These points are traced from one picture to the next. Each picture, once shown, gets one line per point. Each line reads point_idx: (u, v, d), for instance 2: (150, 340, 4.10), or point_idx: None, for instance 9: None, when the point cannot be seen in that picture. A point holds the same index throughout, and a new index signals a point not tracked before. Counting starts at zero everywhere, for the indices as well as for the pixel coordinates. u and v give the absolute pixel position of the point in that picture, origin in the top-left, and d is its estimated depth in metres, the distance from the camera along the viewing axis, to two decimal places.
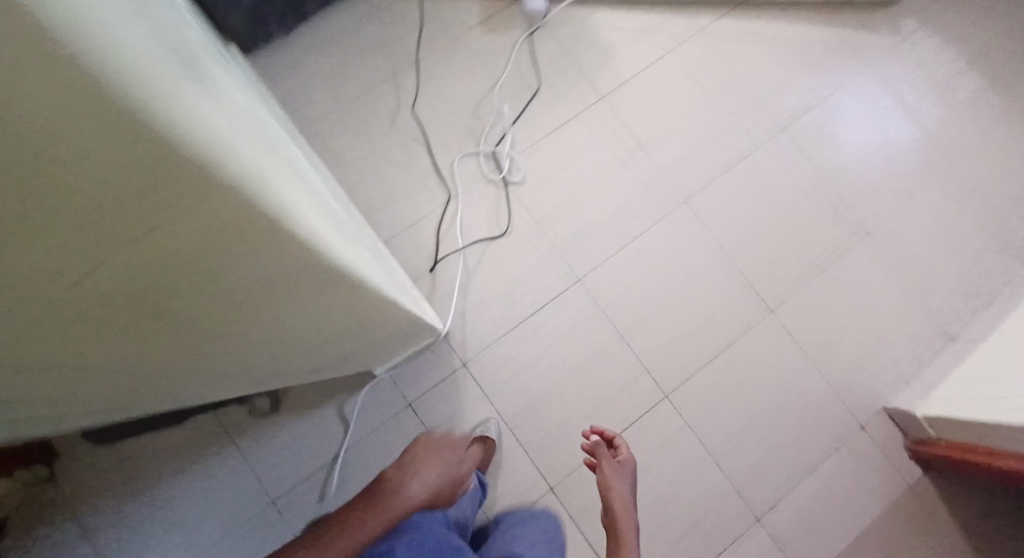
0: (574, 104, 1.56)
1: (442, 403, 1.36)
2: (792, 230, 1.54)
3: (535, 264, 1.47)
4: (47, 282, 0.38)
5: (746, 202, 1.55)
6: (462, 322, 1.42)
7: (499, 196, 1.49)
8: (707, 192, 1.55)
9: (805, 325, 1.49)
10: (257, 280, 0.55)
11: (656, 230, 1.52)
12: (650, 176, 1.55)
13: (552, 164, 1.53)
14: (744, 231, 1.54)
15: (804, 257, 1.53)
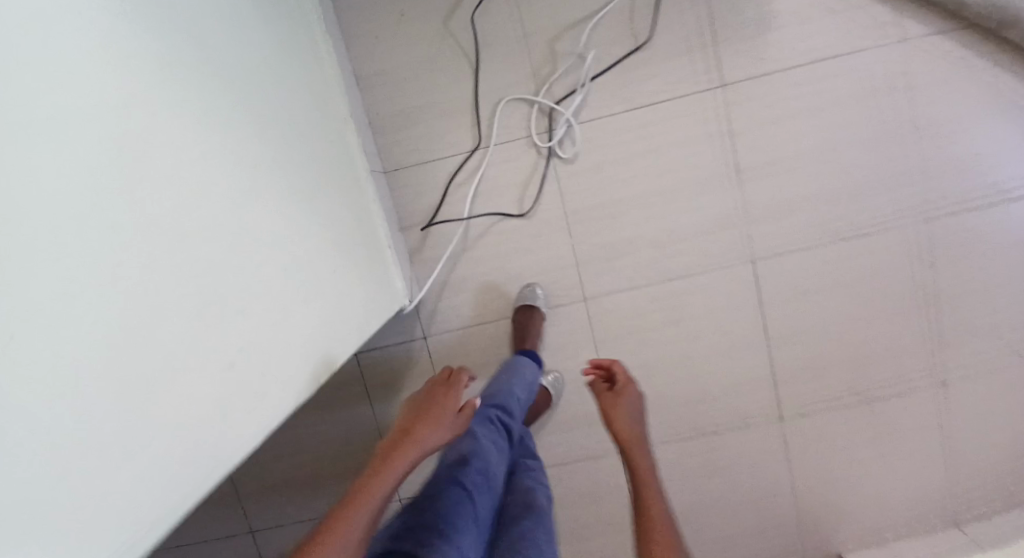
0: (682, 80, 1.14)
1: (386, 367, 1.25)
2: (854, 345, 1.27)
3: (545, 264, 1.21)
4: None
5: (825, 290, 1.24)
6: (438, 295, 1.22)
7: (536, 166, 1.17)
8: (787, 260, 1.22)
9: (804, 444, 1.31)
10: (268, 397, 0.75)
11: (703, 279, 1.22)
12: (730, 211, 1.19)
13: (619, 149, 1.16)
14: (799, 323, 1.25)
15: (848, 378, 1.28)
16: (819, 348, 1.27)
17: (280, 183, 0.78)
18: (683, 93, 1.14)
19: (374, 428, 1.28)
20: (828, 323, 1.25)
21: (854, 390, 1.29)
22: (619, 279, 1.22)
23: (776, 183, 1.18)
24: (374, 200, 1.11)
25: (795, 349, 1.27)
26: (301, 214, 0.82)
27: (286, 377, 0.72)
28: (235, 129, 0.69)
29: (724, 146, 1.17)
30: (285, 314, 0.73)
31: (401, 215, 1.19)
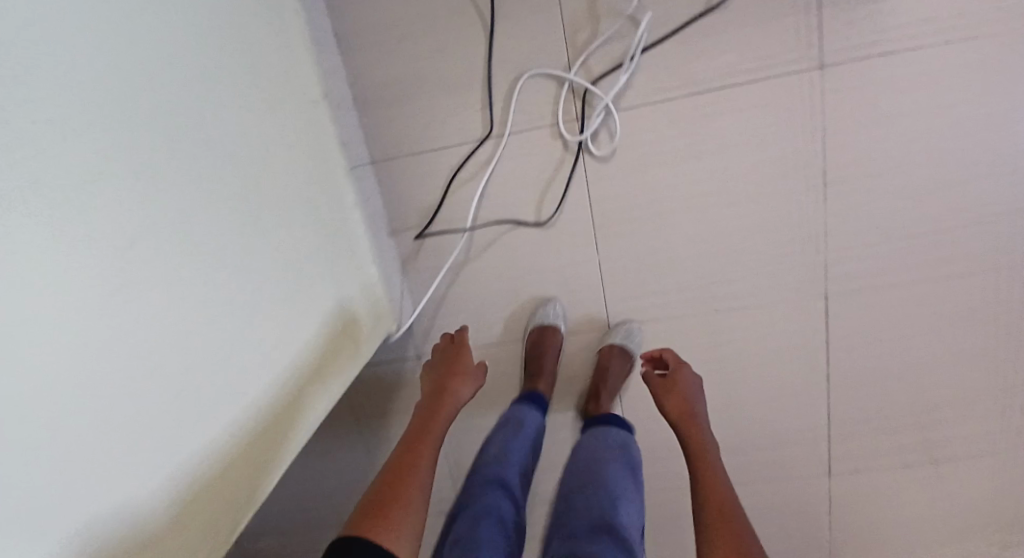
0: (763, 60, 0.85)
1: (372, 388, 1.09)
2: (932, 396, 1.05)
3: (565, 283, 1.00)
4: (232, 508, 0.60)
5: (908, 333, 1.00)
6: (433, 313, 1.02)
7: (562, 163, 0.91)
8: (867, 295, 0.98)
9: (853, 498, 1.14)
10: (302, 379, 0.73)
11: (756, 313, 1.00)
12: (803, 235, 0.94)
13: (670, 148, 0.90)
14: (869, 368, 1.03)
15: (917, 432, 1.08)
16: (888, 398, 1.06)
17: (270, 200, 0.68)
18: (764, 77, 0.86)
19: (358, 449, 1.14)
20: (904, 372, 1.03)
21: (921, 445, 1.09)
22: (654, 305, 1.00)
23: (868, 202, 0.92)
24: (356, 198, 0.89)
25: (858, 396, 1.05)
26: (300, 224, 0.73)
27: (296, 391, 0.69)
28: (203, 161, 0.57)
29: (807, 151, 0.89)
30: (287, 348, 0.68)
31: (390, 216, 0.96)
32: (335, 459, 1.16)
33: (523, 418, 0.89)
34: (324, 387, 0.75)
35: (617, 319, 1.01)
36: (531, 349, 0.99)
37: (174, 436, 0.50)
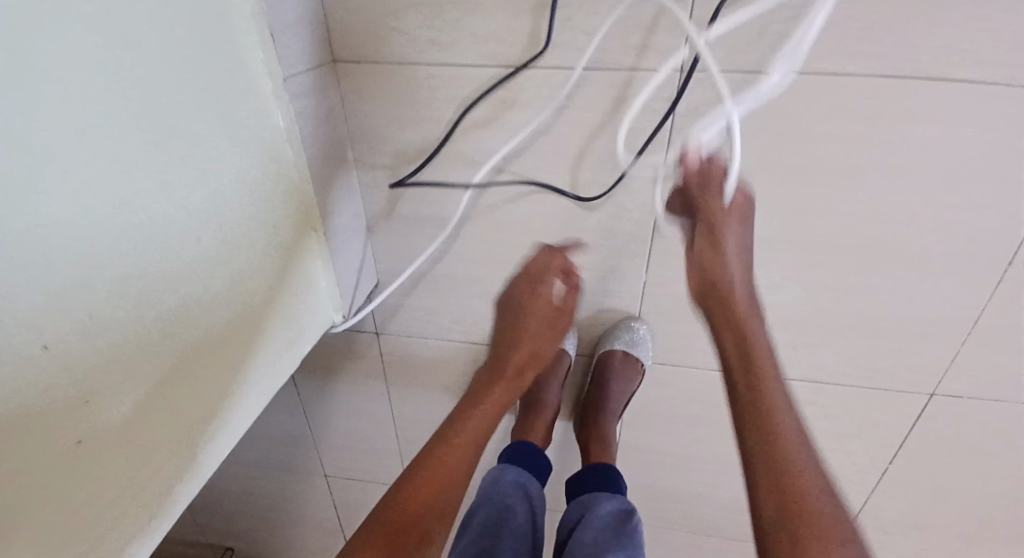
0: (1010, 55, 0.51)
1: (326, 350, 0.88)
2: (986, 519, 0.86)
3: (593, 296, 0.71)
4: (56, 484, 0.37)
5: (1000, 456, 0.78)
6: (409, 291, 0.75)
7: (636, 135, 0.58)
8: (987, 397, 0.72)
9: None
10: (200, 300, 0.47)
11: (822, 388, 0.75)
12: (933, 317, 0.67)
13: (799, 155, 0.58)
14: (943, 470, 0.81)
15: (953, 542, 0.90)
16: (934, 508, 0.86)
17: (98, 219, 0.37)
18: (1000, 83, 0.52)
19: (298, 400, 0.97)
20: (971, 489, 0.82)
21: (946, 556, 0.92)
22: (701, 357, 0.72)
23: None
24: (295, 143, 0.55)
25: (903, 497, 0.86)
26: (174, 199, 0.43)
27: (163, 311, 0.44)
28: None
29: (998, 211, 0.58)
30: (136, 416, 0.43)
31: (361, 148, 0.65)
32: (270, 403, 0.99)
33: (516, 496, 0.68)
34: (224, 311, 0.50)
35: (620, 318, 0.72)
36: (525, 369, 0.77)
37: None
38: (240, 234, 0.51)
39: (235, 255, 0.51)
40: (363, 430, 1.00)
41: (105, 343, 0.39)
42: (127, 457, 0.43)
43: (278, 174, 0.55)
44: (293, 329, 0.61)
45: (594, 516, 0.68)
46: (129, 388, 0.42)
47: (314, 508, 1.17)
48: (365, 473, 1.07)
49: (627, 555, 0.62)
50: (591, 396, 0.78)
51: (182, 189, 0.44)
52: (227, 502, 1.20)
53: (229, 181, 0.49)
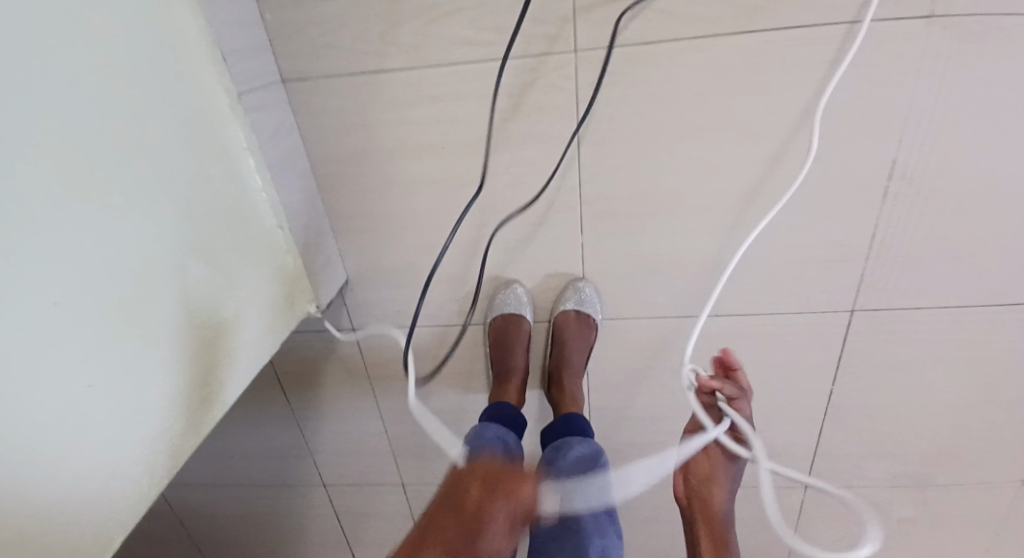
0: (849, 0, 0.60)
1: (307, 356, 0.94)
2: (941, 435, 0.90)
3: (538, 265, 0.79)
4: (76, 451, 0.45)
5: (932, 377, 0.84)
6: (373, 285, 0.83)
7: (549, 113, 0.67)
8: (905, 324, 0.79)
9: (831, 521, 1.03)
10: (178, 291, 0.55)
11: (763, 334, 0.82)
12: (843, 243, 0.73)
13: (696, 119, 0.66)
14: (884, 401, 0.87)
15: (912, 478, 0.95)
16: (892, 432, 0.91)
17: (77, 240, 0.44)
18: (846, 24, 0.61)
19: (285, 407, 1.02)
20: (914, 416, 0.89)
21: (916, 484, 0.96)
22: (643, 310, 0.80)
23: (935, 210, 0.71)
24: (248, 155, 0.64)
25: (860, 426, 0.90)
26: (148, 206, 0.51)
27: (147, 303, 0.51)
28: None
29: (870, 147, 0.67)
30: (135, 395, 0.51)
31: (316, 157, 0.73)
32: (261, 417, 1.05)
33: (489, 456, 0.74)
34: (198, 299, 0.58)
35: (566, 283, 0.79)
36: (492, 342, 0.83)
37: None
38: (208, 232, 0.59)
39: (205, 250, 0.58)
40: (351, 431, 1.05)
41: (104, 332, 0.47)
42: (132, 431, 0.51)
43: (234, 182, 0.63)
44: (262, 318, 0.68)
45: (566, 459, 0.74)
46: (129, 371, 0.50)
47: (315, 521, 1.21)
48: (358, 477, 1.13)
49: (599, 491, 0.71)
50: (553, 356, 0.84)
51: (153, 197, 0.52)
52: (232, 523, 1.24)
53: (192, 188, 0.57)
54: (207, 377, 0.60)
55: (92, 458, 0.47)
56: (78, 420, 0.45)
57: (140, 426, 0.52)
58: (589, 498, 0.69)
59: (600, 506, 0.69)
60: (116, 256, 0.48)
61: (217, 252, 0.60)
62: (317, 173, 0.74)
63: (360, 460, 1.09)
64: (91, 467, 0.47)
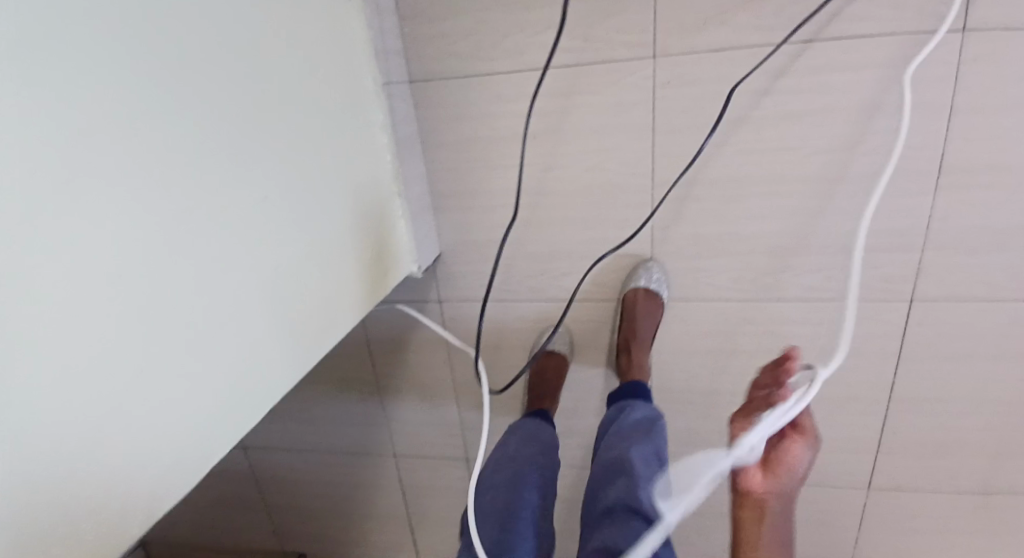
0: (895, 9, 0.68)
1: (397, 325, 1.07)
2: (1003, 431, 0.92)
3: (611, 244, 0.89)
4: (244, 358, 0.59)
5: (993, 372, 0.87)
6: (464, 258, 0.95)
7: (628, 108, 0.78)
8: (963, 317, 0.83)
9: (890, 526, 1.03)
10: (312, 243, 0.69)
11: (822, 320, 0.87)
12: (896, 230, 0.80)
13: (758, 113, 0.76)
14: (943, 396, 0.90)
15: (973, 479, 0.96)
16: (950, 426, 0.93)
17: (246, 195, 0.58)
18: (898, 30, 0.69)
19: (371, 375, 1.15)
20: (975, 412, 0.91)
21: (980, 483, 0.96)
22: (705, 289, 0.88)
23: (986, 200, 0.76)
24: (376, 131, 0.78)
25: (919, 421, 0.93)
26: (294, 177, 0.65)
27: (289, 251, 0.65)
28: (161, 151, 0.48)
29: (924, 140, 0.74)
30: (279, 320, 0.64)
31: (427, 143, 0.87)
32: (349, 384, 1.17)
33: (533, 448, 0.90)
34: (325, 253, 0.71)
35: (638, 260, 0.89)
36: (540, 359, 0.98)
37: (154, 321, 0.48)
38: (336, 200, 0.72)
39: (333, 214, 0.72)
40: (427, 402, 1.16)
41: (260, 269, 0.61)
42: (277, 350, 0.64)
43: (365, 151, 0.77)
44: (376, 267, 0.80)
45: (628, 418, 0.84)
46: (276, 301, 0.63)
47: (385, 494, 1.32)
48: (430, 449, 1.23)
49: (653, 448, 0.78)
50: (624, 330, 0.92)
51: (298, 170, 0.66)
52: (311, 489, 1.36)
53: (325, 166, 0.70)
54: (333, 311, 0.74)
55: (252, 367, 0.60)
56: (243, 336, 0.59)
57: (283, 348, 0.65)
58: (644, 452, 0.77)
59: (654, 460, 0.77)
60: (270, 210, 0.62)
61: (341, 216, 0.74)
62: (425, 156, 0.88)
63: (433, 431, 1.20)
64: (253, 371, 0.61)
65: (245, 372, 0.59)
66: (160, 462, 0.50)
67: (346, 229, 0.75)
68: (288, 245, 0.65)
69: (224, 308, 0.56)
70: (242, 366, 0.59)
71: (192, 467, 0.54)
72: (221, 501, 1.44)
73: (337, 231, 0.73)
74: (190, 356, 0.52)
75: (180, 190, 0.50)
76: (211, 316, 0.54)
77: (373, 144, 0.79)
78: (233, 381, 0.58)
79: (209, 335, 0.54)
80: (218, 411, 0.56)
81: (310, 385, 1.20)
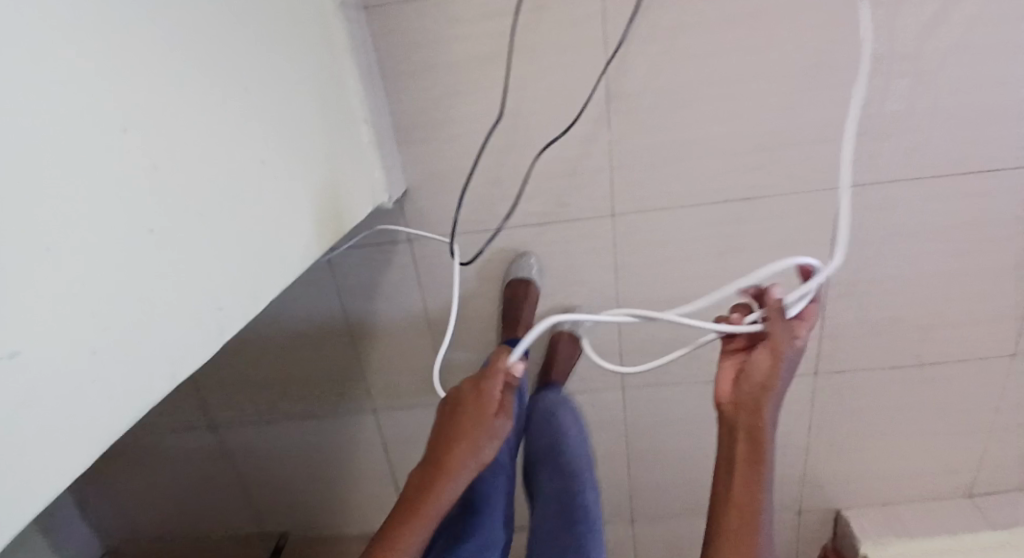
0: None
1: (365, 270, 1.07)
2: (926, 306, 1.03)
3: (570, 161, 0.94)
4: (255, 240, 0.56)
5: (914, 251, 0.99)
6: (430, 191, 0.97)
7: (578, 24, 0.84)
8: (881, 199, 0.95)
9: (838, 408, 1.15)
10: (307, 140, 0.66)
11: (764, 216, 0.96)
12: (822, 125, 0.89)
13: (695, 20, 0.84)
14: (874, 279, 1.01)
15: (904, 353, 1.08)
16: (882, 306, 1.04)
17: (239, 72, 0.55)
18: None
19: (344, 326, 1.14)
20: (903, 290, 1.02)
21: (911, 356, 1.09)
22: (661, 197, 0.95)
23: (892, 92, 0.87)
24: (349, 55, 0.79)
25: (854, 304, 1.04)
26: (280, 68, 0.63)
27: (287, 141, 0.62)
28: (151, 1, 0.45)
29: (836, 36, 0.84)
30: (288, 208, 0.61)
31: (387, 75, 0.89)
32: (320, 340, 1.16)
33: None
34: (319, 151, 0.69)
35: (566, 307, 1.06)
36: (508, 297, 1.00)
37: (159, 177, 0.44)
38: (317, 102, 0.70)
39: (317, 115, 0.70)
40: (401, 347, 1.16)
41: (263, 152, 0.58)
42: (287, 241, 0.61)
43: (339, 73, 0.77)
44: (357, 180, 0.78)
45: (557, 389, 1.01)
46: (282, 189, 0.61)
47: (365, 453, 1.32)
48: (407, 400, 1.23)
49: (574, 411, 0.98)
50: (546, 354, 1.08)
51: (282, 62, 0.63)
52: (288, 459, 1.34)
53: (303, 64, 0.68)
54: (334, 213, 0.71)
55: (265, 252, 0.57)
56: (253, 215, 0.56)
57: (293, 238, 0.62)
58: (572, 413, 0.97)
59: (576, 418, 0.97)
60: (263, 94, 0.59)
61: (324, 120, 0.71)
62: (385, 83, 0.89)
63: (407, 381, 1.20)
64: (266, 257, 0.57)
65: (258, 257, 0.56)
66: (184, 331, 0.47)
67: (330, 133, 0.73)
68: (287, 136, 0.62)
69: (232, 182, 0.53)
70: (253, 249, 0.56)
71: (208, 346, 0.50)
72: (190, 486, 1.38)
73: (324, 133, 0.71)
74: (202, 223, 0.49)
75: (174, 46, 0.47)
76: (218, 186, 0.51)
77: (335, 56, 0.77)
78: (250, 262, 0.55)
79: (218, 206, 0.51)
80: (235, 290, 0.53)
81: (279, 344, 1.18)
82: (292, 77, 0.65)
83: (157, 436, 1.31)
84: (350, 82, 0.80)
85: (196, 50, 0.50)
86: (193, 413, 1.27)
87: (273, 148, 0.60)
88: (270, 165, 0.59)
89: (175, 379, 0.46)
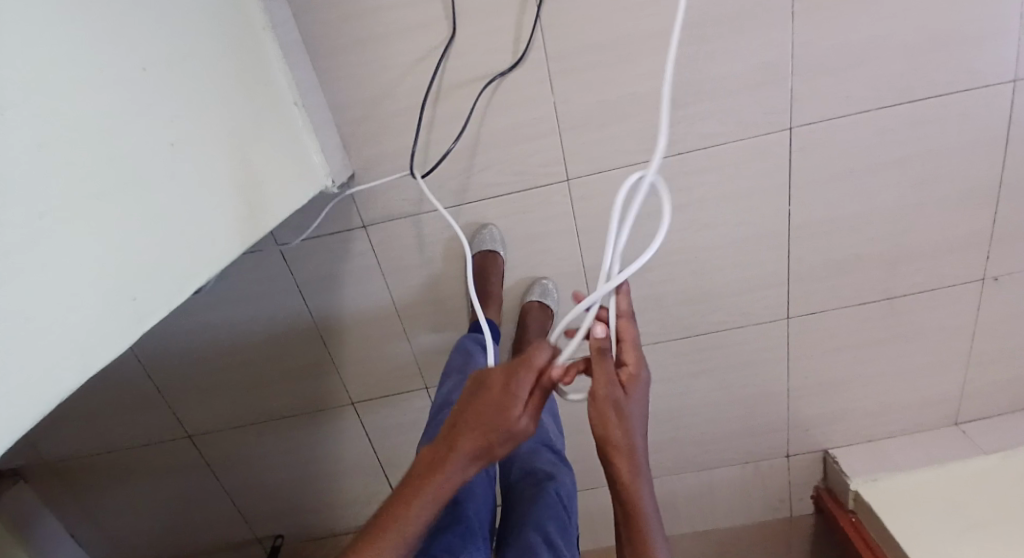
0: None
1: (322, 258, 1.05)
2: (893, 239, 1.03)
3: (517, 126, 0.91)
4: (173, 223, 0.53)
5: (874, 185, 0.98)
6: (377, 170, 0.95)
7: None
8: (836, 134, 0.93)
9: (814, 350, 1.16)
10: (223, 117, 0.63)
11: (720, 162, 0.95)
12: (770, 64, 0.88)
13: None
14: (836, 217, 1.01)
15: (875, 288, 1.08)
16: (849, 243, 1.03)
17: (137, 44, 0.52)
18: None
19: (309, 318, 1.12)
20: (867, 226, 1.02)
21: (882, 290, 1.09)
22: (614, 155, 0.93)
23: (834, 23, 0.86)
24: (265, 27, 0.75)
25: (819, 245, 1.03)
26: (186, 40, 0.59)
27: (199, 117, 0.59)
28: None
29: None
30: (208, 188, 0.58)
31: (319, 54, 0.86)
32: (286, 335, 1.14)
33: (468, 355, 0.93)
34: (237, 128, 0.65)
35: (533, 279, 1.05)
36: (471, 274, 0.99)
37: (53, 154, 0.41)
38: (232, 75, 0.66)
39: (234, 89, 0.66)
40: (371, 338, 1.14)
41: (170, 131, 0.54)
42: (208, 222, 0.58)
43: (257, 45, 0.73)
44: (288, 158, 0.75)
45: None
46: (198, 168, 0.57)
47: (348, 448, 1.31)
48: (385, 388, 1.21)
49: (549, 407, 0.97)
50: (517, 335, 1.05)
51: (188, 34, 0.59)
52: (273, 461, 1.32)
53: (213, 34, 0.64)
54: (262, 193, 0.67)
55: (182, 234, 0.54)
56: (166, 195, 0.52)
57: (216, 219, 0.59)
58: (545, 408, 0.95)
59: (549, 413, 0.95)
60: (167, 68, 0.55)
61: (242, 93, 0.68)
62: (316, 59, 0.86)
63: (382, 368, 1.18)
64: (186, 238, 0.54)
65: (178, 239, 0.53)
66: (96, 319, 0.44)
67: (251, 108, 0.69)
68: (197, 112, 0.58)
69: (137, 163, 0.49)
70: (172, 231, 0.53)
71: (124, 334, 0.47)
72: (177, 500, 1.36)
73: (243, 108, 0.67)
74: (108, 205, 0.46)
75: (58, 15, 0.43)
76: (124, 166, 0.48)
77: (252, 27, 0.73)
78: (167, 244, 0.52)
79: (126, 187, 0.48)
80: (153, 274, 0.50)
81: (244, 344, 1.15)
82: (199, 49, 0.61)
83: (133, 452, 1.28)
84: (270, 54, 0.75)
85: (84, 19, 0.46)
86: (168, 425, 1.25)
87: (184, 125, 0.56)
88: (180, 144, 0.55)
89: (87, 368, 0.43)
